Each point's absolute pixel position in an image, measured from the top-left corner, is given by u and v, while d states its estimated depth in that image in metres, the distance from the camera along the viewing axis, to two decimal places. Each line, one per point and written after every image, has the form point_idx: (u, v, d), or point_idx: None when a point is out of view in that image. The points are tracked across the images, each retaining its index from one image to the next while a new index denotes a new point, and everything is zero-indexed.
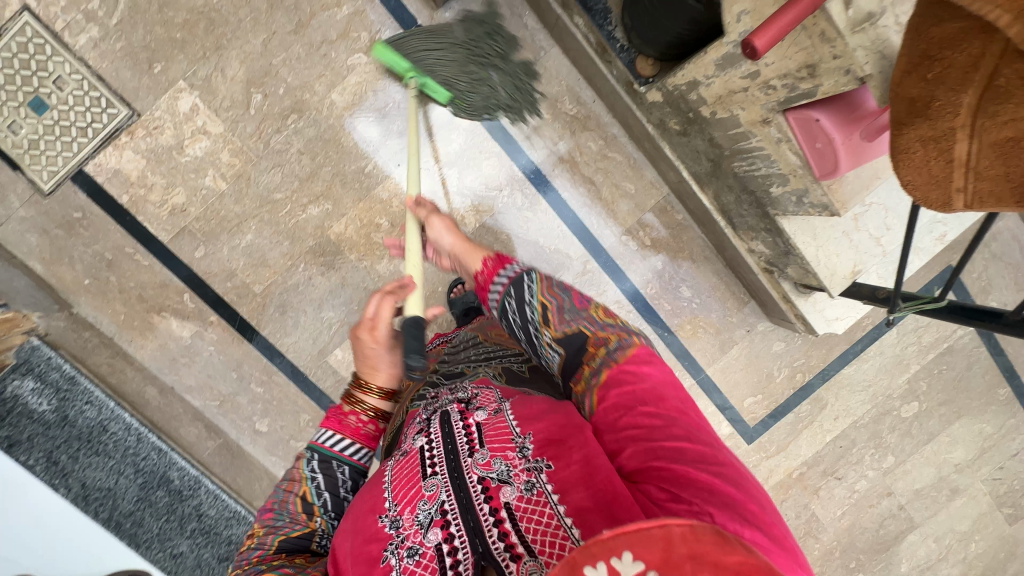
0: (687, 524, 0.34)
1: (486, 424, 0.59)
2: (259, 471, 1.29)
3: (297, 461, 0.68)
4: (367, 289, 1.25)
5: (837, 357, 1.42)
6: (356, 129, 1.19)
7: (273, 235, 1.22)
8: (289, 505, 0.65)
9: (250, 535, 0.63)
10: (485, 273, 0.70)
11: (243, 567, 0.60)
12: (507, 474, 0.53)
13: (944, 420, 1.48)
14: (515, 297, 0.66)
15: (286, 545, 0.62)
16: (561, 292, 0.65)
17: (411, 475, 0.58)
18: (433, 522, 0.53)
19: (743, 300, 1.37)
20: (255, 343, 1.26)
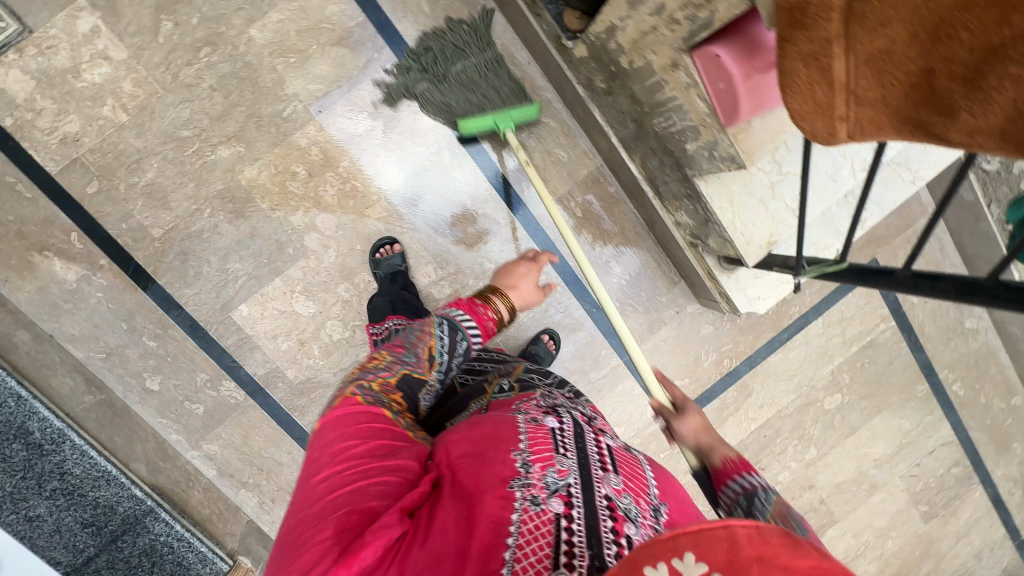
0: (751, 526, 0.38)
1: (618, 460, 0.64)
2: (146, 433, 1.19)
3: (430, 319, 0.81)
4: (279, 241, 1.18)
5: (763, 345, 1.41)
6: (322, 111, 1.16)
7: (177, 175, 1.13)
8: (417, 349, 0.79)
9: (379, 356, 0.78)
10: (724, 470, 0.69)
11: (367, 379, 0.72)
12: (633, 513, 0.55)
13: (866, 414, 1.49)
14: (746, 509, 0.63)
15: (405, 380, 0.76)
16: (798, 525, 0.61)
17: (545, 442, 0.61)
18: (557, 492, 0.54)
19: (673, 281, 1.35)
20: (150, 292, 1.16)
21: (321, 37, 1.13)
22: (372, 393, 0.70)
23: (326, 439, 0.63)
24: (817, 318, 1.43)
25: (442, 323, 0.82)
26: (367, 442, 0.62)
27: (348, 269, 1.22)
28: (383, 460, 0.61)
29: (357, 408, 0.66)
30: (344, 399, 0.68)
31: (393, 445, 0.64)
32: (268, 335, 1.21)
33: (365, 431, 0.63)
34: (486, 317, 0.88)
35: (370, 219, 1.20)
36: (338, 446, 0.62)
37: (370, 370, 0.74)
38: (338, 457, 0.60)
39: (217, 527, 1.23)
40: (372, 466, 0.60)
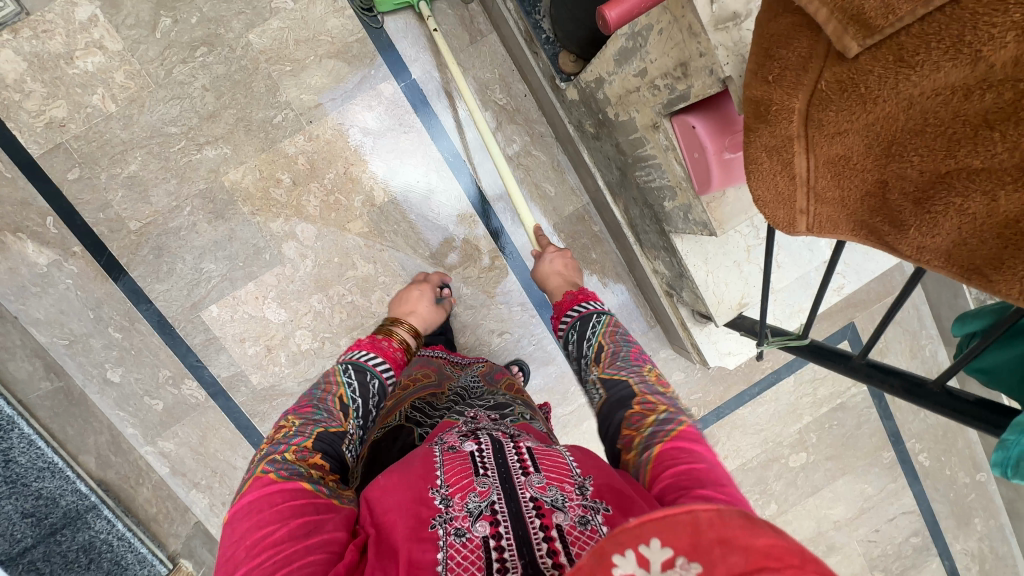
0: (713, 509, 0.34)
1: (540, 454, 0.56)
2: (100, 425, 1.18)
3: (334, 368, 0.75)
4: (256, 246, 1.17)
5: (733, 396, 1.41)
6: (332, 115, 1.16)
7: (160, 170, 1.13)
8: (326, 403, 0.69)
9: (285, 423, 0.65)
10: (565, 302, 0.86)
11: (277, 451, 0.59)
12: (562, 501, 0.49)
13: (829, 475, 1.49)
14: (579, 332, 0.79)
15: (323, 437, 0.63)
16: (621, 341, 0.76)
17: (463, 464, 0.54)
18: (480, 516, 0.48)
19: (649, 324, 1.34)
20: (120, 283, 1.15)
21: (319, 48, 1.14)
22: (282, 463, 0.57)
23: (234, 536, 0.51)
24: (789, 374, 1.43)
25: (349, 371, 0.76)
26: (284, 524, 0.50)
27: (323, 281, 1.21)
28: (303, 538, 0.50)
29: (265, 490, 0.54)
30: (254, 482, 0.55)
31: (316, 516, 0.52)
32: (236, 338, 1.21)
33: (280, 512, 0.51)
34: (393, 350, 0.85)
35: (350, 233, 1.20)
36: (250, 540, 0.50)
37: (279, 440, 0.61)
38: (252, 553, 0.49)
39: (162, 527, 1.21)
40: (292, 550, 0.48)
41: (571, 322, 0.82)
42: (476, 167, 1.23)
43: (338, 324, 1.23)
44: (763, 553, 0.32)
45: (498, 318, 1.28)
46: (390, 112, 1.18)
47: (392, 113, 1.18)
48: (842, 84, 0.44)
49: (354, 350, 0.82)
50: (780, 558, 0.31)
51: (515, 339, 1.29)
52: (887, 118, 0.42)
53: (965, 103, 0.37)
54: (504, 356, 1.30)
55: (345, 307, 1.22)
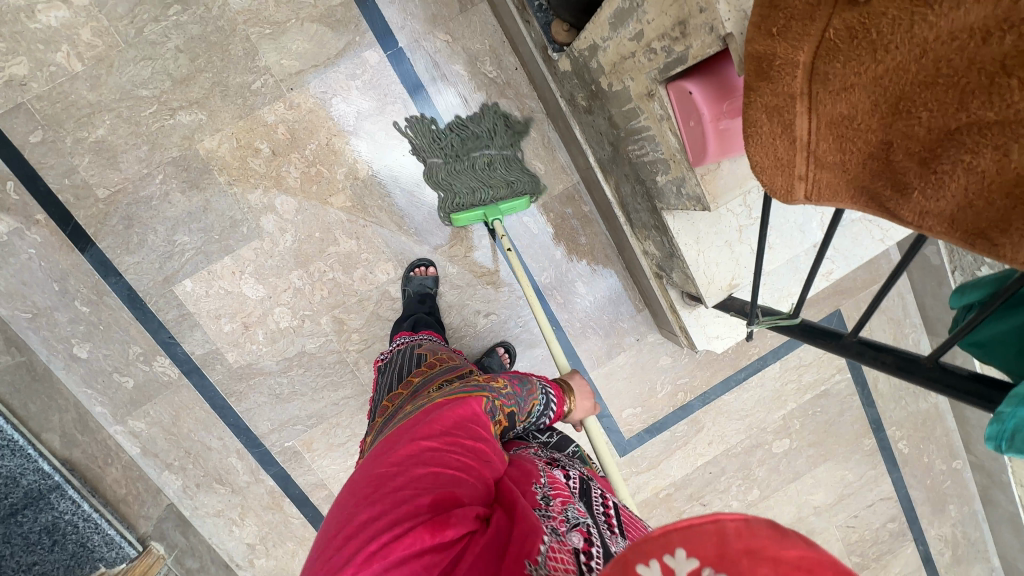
0: (741, 518, 0.31)
1: (627, 522, 0.62)
2: (66, 402, 1.13)
3: (537, 384, 0.82)
4: (232, 219, 1.13)
5: (719, 382, 1.41)
6: (314, 86, 1.11)
7: (130, 135, 1.07)
8: (528, 398, 0.80)
9: (496, 381, 0.78)
10: None
11: (491, 394, 0.73)
12: None
13: (811, 461, 1.50)
14: None
15: (512, 415, 0.76)
16: None
17: (564, 489, 0.63)
18: (577, 527, 0.54)
19: (637, 307, 1.33)
20: (87, 254, 1.10)
21: (300, 11, 1.08)
22: (492, 406, 0.71)
23: (440, 416, 0.62)
24: (775, 361, 1.43)
25: (543, 396, 0.83)
26: (474, 439, 0.62)
27: (303, 256, 1.17)
28: (482, 463, 0.60)
29: (477, 410, 0.67)
30: (471, 397, 0.69)
31: (494, 455, 0.63)
32: (210, 314, 1.16)
33: (476, 432, 0.63)
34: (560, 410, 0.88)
35: (332, 207, 1.16)
36: (449, 429, 0.61)
37: (494, 388, 0.75)
38: (446, 436, 0.60)
39: (132, 509, 1.17)
40: (471, 462, 0.59)
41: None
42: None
43: (318, 301, 1.19)
44: (793, 565, 0.29)
45: (485, 299, 1.26)
46: (376, 81, 1.13)
47: (377, 82, 1.13)
48: (851, 31, 0.42)
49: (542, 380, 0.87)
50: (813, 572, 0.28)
51: (501, 321, 1.27)
52: (896, 71, 0.40)
53: (980, 48, 0.34)
54: (490, 338, 1.27)
55: (326, 284, 1.18)
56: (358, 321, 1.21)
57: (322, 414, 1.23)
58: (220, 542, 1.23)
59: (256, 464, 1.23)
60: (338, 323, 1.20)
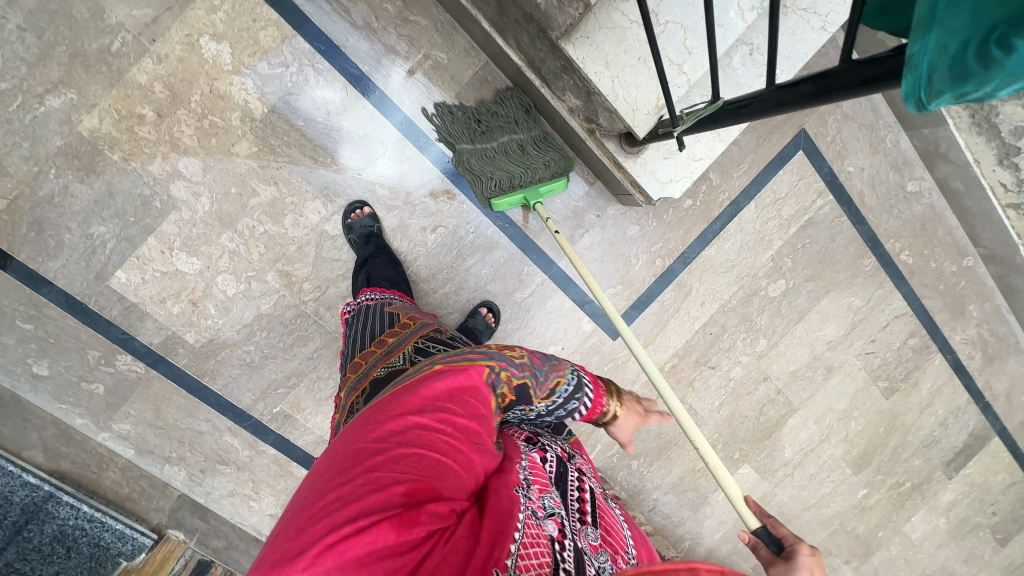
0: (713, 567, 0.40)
1: (600, 510, 0.63)
2: (42, 420, 1.12)
3: (566, 363, 0.70)
4: (141, 196, 1.07)
5: (696, 239, 1.34)
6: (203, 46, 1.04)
7: (6, 135, 1.01)
8: (546, 370, 0.68)
9: (513, 352, 0.68)
10: None
11: (501, 364, 0.63)
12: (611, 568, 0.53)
13: (813, 296, 1.44)
14: None
15: (522, 391, 0.65)
16: None
17: (543, 475, 0.61)
18: (553, 516, 0.54)
19: (590, 182, 1.26)
20: (11, 271, 1.06)
21: None
22: (497, 377, 0.62)
23: (438, 385, 0.55)
24: (749, 203, 1.35)
25: (573, 370, 0.72)
26: (466, 417, 0.55)
27: (227, 217, 1.11)
28: (474, 449, 0.53)
29: (480, 385, 0.59)
30: (477, 366, 0.60)
31: (486, 439, 0.56)
32: (155, 300, 1.12)
33: (474, 410, 0.56)
34: (600, 410, 0.73)
35: (239, 157, 1.09)
36: (443, 402, 0.54)
37: (505, 357, 0.65)
38: (440, 413, 0.53)
39: (140, 504, 1.18)
40: (458, 443, 0.52)
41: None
42: (392, 87, 1.12)
43: (258, 259, 1.14)
44: None
45: (427, 213, 1.20)
46: (242, 9, 1.04)
47: (242, 9, 1.04)
48: None
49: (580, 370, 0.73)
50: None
51: (452, 233, 1.21)
52: None
53: None
54: (444, 253, 1.22)
55: (261, 240, 1.13)
56: (305, 270, 1.16)
57: (300, 371, 1.21)
58: (243, 520, 1.23)
59: (252, 436, 1.22)
60: (285, 276, 1.16)
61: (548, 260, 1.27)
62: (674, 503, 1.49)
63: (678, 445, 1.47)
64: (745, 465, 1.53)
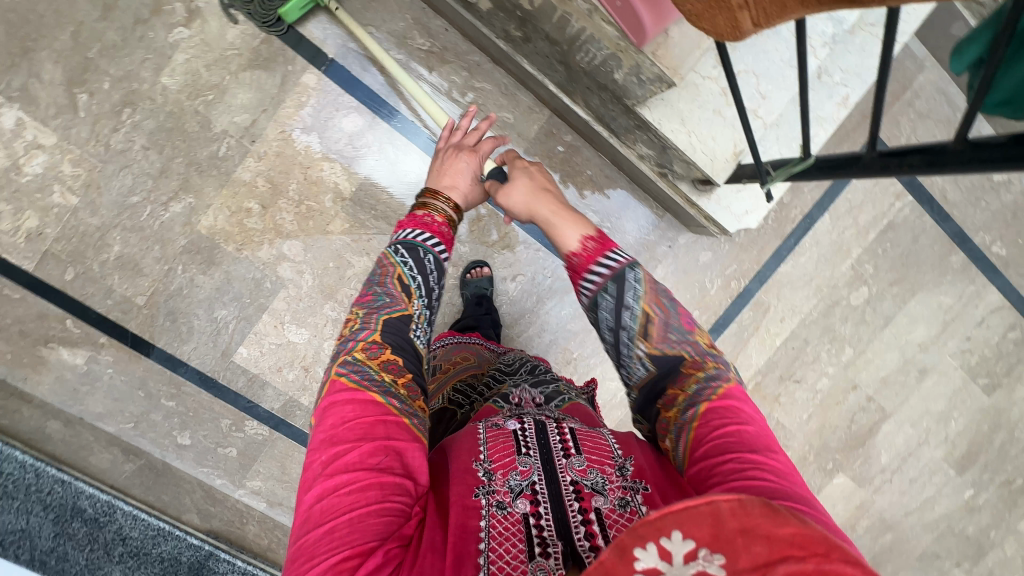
0: (734, 500, 0.39)
1: (583, 436, 0.65)
2: (190, 485, 1.26)
3: (385, 250, 0.75)
4: (254, 280, 1.19)
5: (770, 257, 1.33)
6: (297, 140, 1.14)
7: (140, 241, 1.15)
8: (387, 287, 0.73)
9: (354, 315, 0.71)
10: (584, 254, 0.67)
11: (350, 350, 0.66)
12: (603, 484, 0.58)
13: (899, 300, 1.40)
14: (615, 295, 0.65)
15: (390, 323, 0.69)
16: (669, 306, 0.66)
17: (505, 446, 0.63)
18: (522, 493, 0.58)
19: (659, 215, 1.28)
20: (153, 356, 1.20)
21: (231, 65, 1.10)
22: (355, 365, 0.64)
23: (315, 445, 0.59)
24: (823, 214, 1.33)
25: (400, 250, 0.77)
26: (356, 446, 0.57)
27: (328, 289, 1.21)
28: (377, 470, 0.56)
29: (346, 397, 0.61)
30: (332, 386, 0.63)
31: (388, 445, 0.58)
32: (273, 370, 1.24)
33: (355, 431, 0.58)
34: (438, 225, 0.81)
35: (334, 235, 1.19)
36: (328, 460, 0.57)
37: (349, 337, 0.68)
38: (328, 470, 0.56)
39: (278, 553, 1.31)
40: (364, 481, 0.55)
41: (596, 287, 0.66)
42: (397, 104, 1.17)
43: None
44: (786, 542, 0.38)
45: (506, 263, 1.26)
46: (317, 104, 1.14)
47: (317, 104, 1.13)
48: None
49: (400, 228, 0.79)
50: (804, 545, 0.37)
51: (530, 279, 1.28)
52: None
53: None
54: (525, 299, 1.28)
55: None
56: None
57: None
58: None
59: None
60: None
61: None
62: None
63: None
64: (840, 474, 1.50)
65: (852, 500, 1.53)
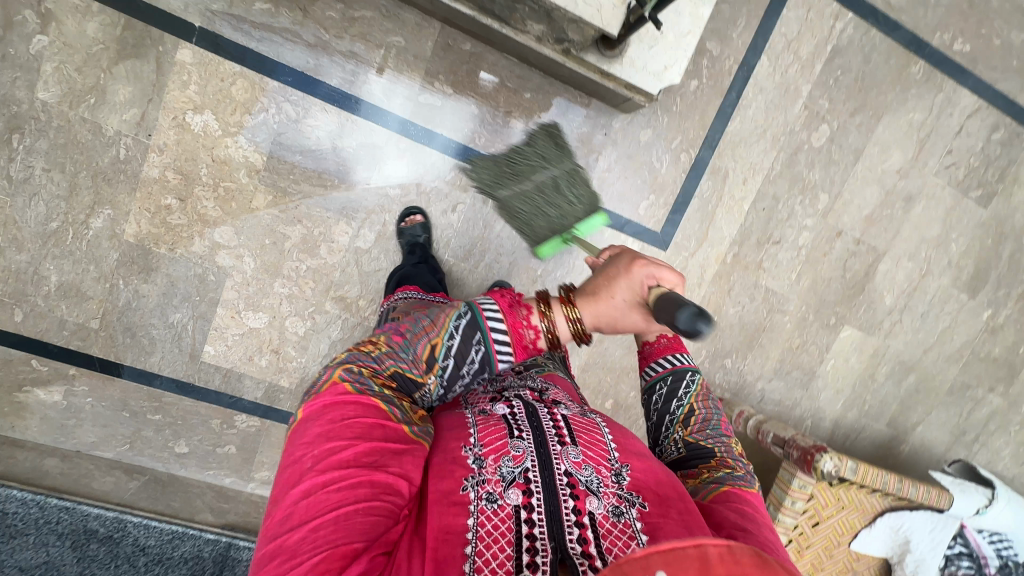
0: (723, 544, 0.38)
1: (577, 426, 0.62)
2: (200, 488, 1.28)
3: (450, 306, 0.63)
4: (197, 276, 1.17)
5: (716, 117, 1.25)
6: (193, 120, 1.10)
7: (74, 265, 1.13)
8: (419, 344, 0.61)
9: (374, 341, 0.62)
10: (657, 347, 0.80)
11: (355, 363, 0.59)
12: (596, 484, 0.55)
13: (865, 130, 1.31)
14: (670, 386, 0.76)
15: (398, 379, 0.61)
16: (712, 407, 0.75)
17: (497, 430, 0.59)
18: (514, 483, 0.53)
19: (586, 103, 1.20)
20: (125, 376, 1.20)
21: (101, 61, 1.05)
22: (363, 377, 0.58)
23: (305, 437, 0.52)
24: (760, 58, 1.23)
25: (461, 313, 0.63)
26: (353, 445, 0.52)
27: (272, 267, 1.19)
28: (372, 470, 0.51)
29: (351, 397, 0.55)
30: (332, 386, 0.56)
31: (387, 449, 0.53)
32: (244, 360, 1.24)
33: (352, 430, 0.53)
34: (525, 325, 0.64)
35: (261, 210, 1.16)
36: (322, 452, 0.51)
37: (364, 347, 0.62)
38: (319, 466, 0.50)
39: None
40: (357, 482, 0.49)
41: (655, 374, 0.78)
42: (365, 89, 1.13)
43: (313, 293, 1.22)
44: None
45: (442, 196, 1.21)
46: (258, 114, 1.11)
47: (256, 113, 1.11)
48: None
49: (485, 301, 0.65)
50: None
51: (472, 206, 1.23)
52: None
53: None
54: (471, 228, 1.24)
55: (308, 276, 1.21)
56: (355, 289, 1.23)
57: None
58: None
59: None
60: (341, 301, 1.23)
61: None
62: (783, 388, 1.46)
63: (768, 329, 1.42)
64: (846, 327, 1.45)
65: (865, 350, 1.48)
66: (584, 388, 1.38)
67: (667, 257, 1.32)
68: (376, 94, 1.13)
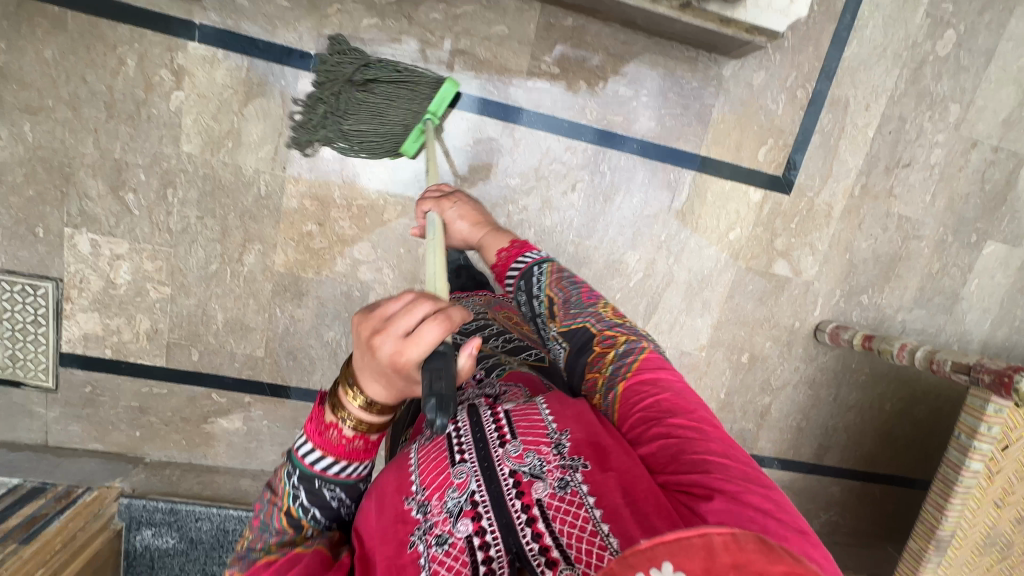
0: (728, 533, 0.35)
1: (518, 415, 0.58)
2: None
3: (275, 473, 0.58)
4: (344, 294, 1.24)
5: (831, 45, 1.19)
6: (320, 149, 1.15)
7: (236, 302, 1.22)
8: (273, 520, 0.58)
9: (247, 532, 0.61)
10: (503, 263, 0.80)
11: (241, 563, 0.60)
12: (539, 468, 0.52)
13: (995, 28, 1.21)
14: (528, 291, 0.74)
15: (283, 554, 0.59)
16: (568, 287, 0.71)
17: (440, 462, 0.57)
18: (462, 513, 0.52)
19: (693, 58, 1.17)
20: (294, 395, 1.30)
21: (232, 107, 1.10)
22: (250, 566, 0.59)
23: None
24: None
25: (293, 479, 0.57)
26: None
27: (410, 274, 1.24)
28: None
29: None
30: None
31: None
32: None
33: None
34: (348, 440, 0.55)
35: (393, 221, 1.20)
36: None
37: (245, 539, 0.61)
38: None
39: None
40: None
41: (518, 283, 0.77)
42: (474, 85, 1.14)
43: None
44: None
45: (560, 177, 1.21)
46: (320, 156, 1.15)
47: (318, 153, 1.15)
48: None
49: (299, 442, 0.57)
50: None
51: (590, 182, 1.22)
52: None
53: None
54: (593, 204, 1.24)
55: None
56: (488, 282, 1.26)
57: None
58: None
59: None
60: None
61: (691, 155, 1.23)
62: (925, 317, 1.41)
63: (905, 259, 1.36)
64: (989, 243, 1.37)
65: (1012, 264, 1.39)
66: (719, 346, 1.37)
67: (789, 200, 1.28)
68: (487, 89, 1.15)
